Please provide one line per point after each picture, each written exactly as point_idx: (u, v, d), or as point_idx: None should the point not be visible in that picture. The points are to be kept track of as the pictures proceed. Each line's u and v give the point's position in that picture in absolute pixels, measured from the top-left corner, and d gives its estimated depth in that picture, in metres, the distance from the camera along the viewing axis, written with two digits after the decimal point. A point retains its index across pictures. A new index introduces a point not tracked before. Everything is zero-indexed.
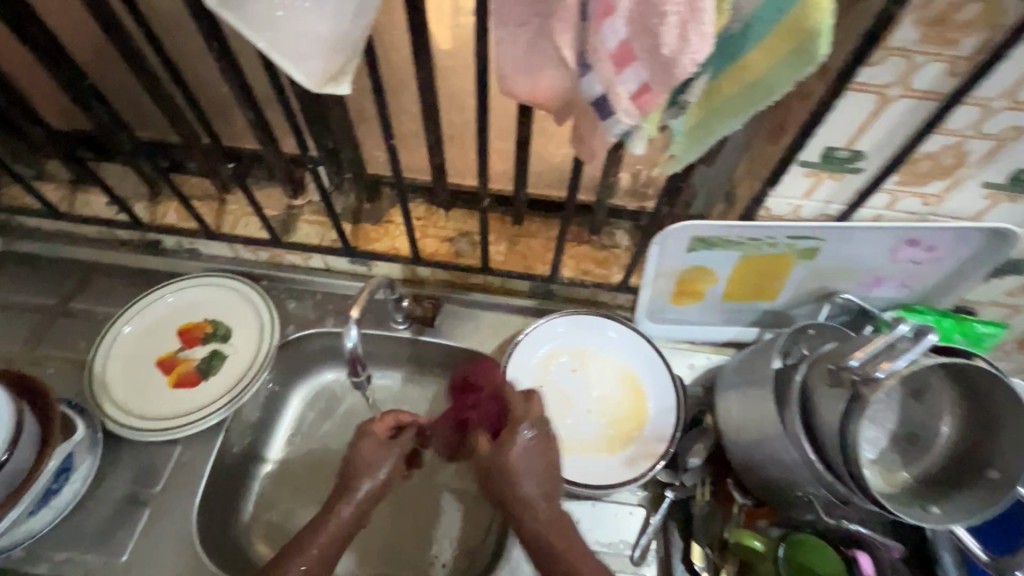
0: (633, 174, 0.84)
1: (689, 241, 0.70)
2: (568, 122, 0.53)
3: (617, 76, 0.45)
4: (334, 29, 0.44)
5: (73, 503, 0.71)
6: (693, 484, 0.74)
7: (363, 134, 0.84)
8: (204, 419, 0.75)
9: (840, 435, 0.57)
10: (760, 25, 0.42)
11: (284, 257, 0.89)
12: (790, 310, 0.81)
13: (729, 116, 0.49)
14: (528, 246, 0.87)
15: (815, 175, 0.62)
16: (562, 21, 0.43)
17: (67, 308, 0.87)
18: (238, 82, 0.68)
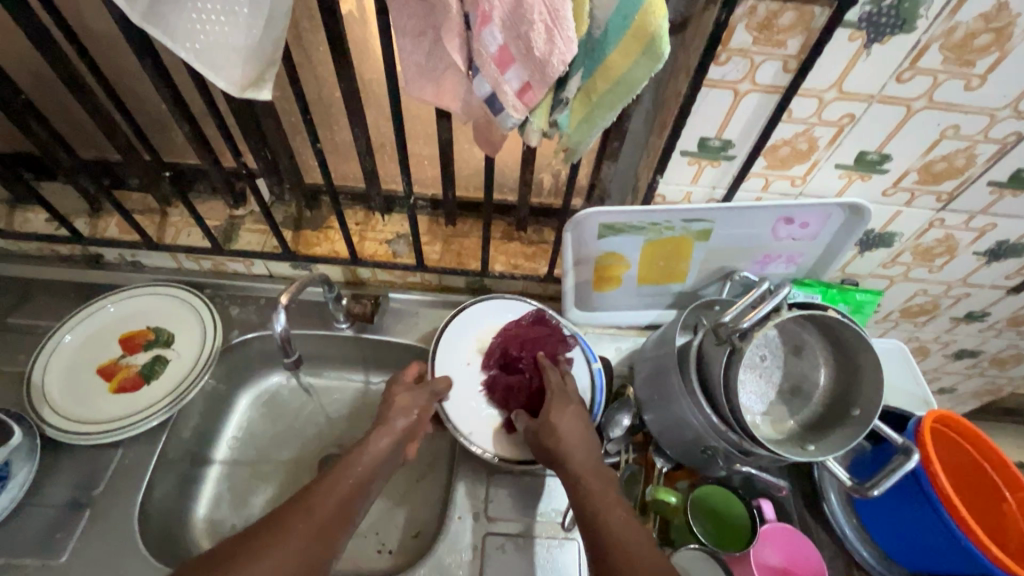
0: (553, 175, 0.92)
1: (598, 228, 0.77)
2: (471, 120, 0.60)
3: (502, 76, 0.52)
4: (249, 40, 0.50)
5: (8, 510, 0.71)
6: (617, 452, 0.80)
7: (300, 146, 0.90)
8: (144, 420, 0.77)
9: (727, 387, 0.64)
10: (614, 30, 0.50)
11: (227, 265, 0.93)
12: (700, 291, 0.89)
13: (605, 109, 0.57)
14: (462, 244, 0.94)
15: (697, 163, 0.71)
16: (448, 30, 0.50)
17: (5, 324, 0.88)
18: (173, 96, 0.73)
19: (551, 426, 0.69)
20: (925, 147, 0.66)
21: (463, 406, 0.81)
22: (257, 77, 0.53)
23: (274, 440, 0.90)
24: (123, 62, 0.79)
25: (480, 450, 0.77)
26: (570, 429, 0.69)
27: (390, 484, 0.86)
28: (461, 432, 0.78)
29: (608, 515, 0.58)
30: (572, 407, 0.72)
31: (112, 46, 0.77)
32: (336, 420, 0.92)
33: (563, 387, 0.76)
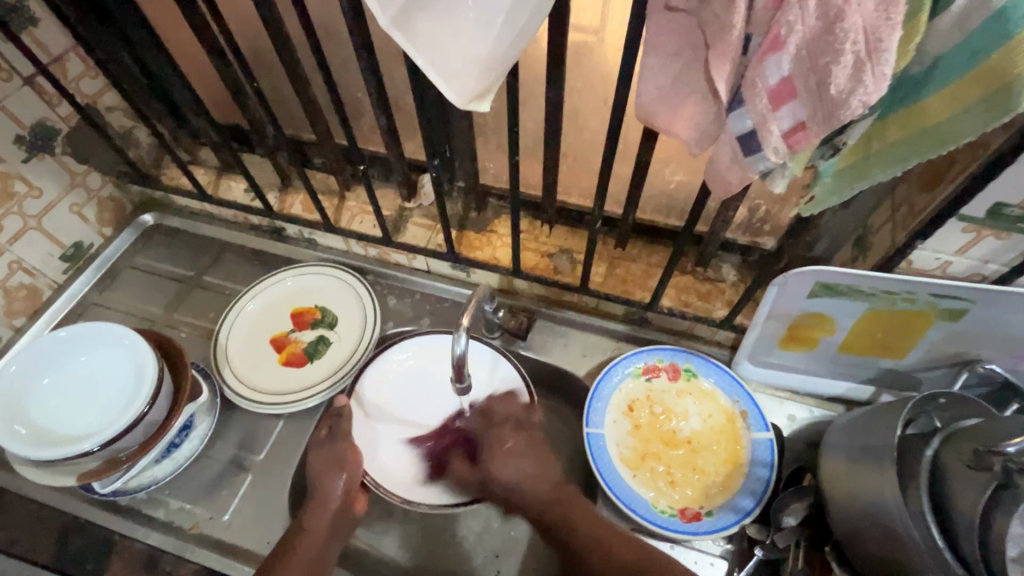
0: (750, 209, 0.80)
1: (812, 286, 0.65)
2: (706, 154, 0.51)
3: (772, 113, 0.43)
4: (492, 50, 0.45)
5: (189, 459, 0.77)
6: (785, 545, 0.68)
7: (480, 146, 0.87)
8: (305, 399, 0.81)
9: (979, 525, 0.50)
10: (948, 70, 0.39)
11: (391, 255, 0.94)
12: (917, 373, 0.73)
13: (887, 164, 0.45)
14: (629, 270, 0.86)
15: (975, 232, 0.56)
16: (719, 55, 0.41)
17: (201, 280, 0.97)
18: (378, 90, 0.73)
19: (495, 446, 0.68)
20: None
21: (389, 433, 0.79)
22: (487, 88, 0.48)
23: None
24: (332, 49, 0.80)
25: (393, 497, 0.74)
26: (511, 458, 0.67)
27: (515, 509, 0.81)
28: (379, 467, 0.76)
29: (578, 525, 0.62)
30: (511, 444, 0.68)
31: (325, 33, 0.78)
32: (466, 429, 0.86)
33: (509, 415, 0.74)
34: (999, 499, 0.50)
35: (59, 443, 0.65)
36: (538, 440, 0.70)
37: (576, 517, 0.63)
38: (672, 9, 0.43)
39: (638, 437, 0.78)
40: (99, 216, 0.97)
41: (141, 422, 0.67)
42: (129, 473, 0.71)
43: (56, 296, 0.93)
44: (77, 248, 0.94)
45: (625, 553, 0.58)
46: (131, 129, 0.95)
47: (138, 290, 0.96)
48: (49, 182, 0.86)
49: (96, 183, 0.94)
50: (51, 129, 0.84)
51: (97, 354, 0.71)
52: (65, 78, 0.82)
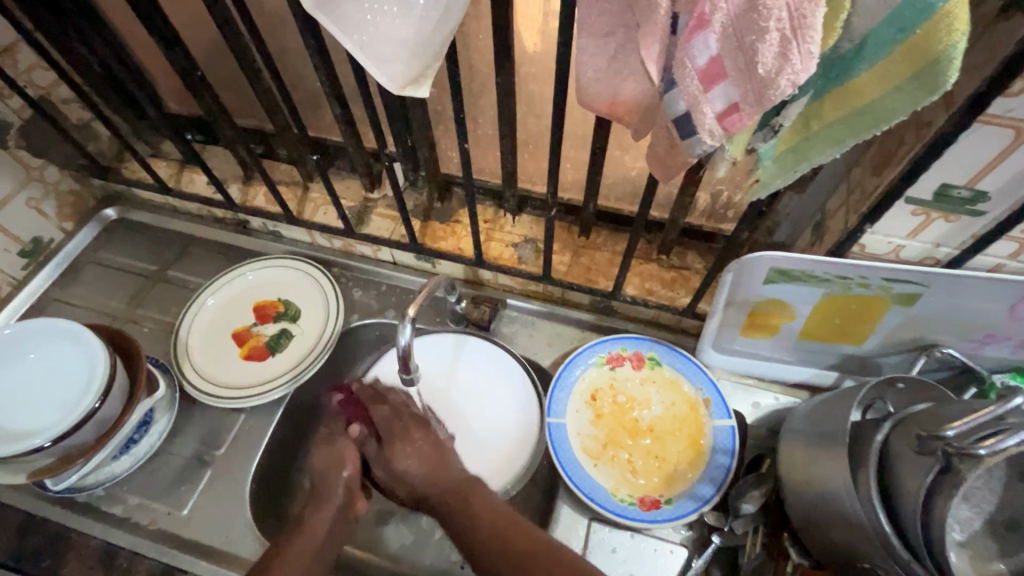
0: (713, 195, 0.79)
1: (767, 272, 0.64)
2: (647, 137, 0.50)
3: (704, 94, 0.42)
4: (418, 34, 0.44)
5: (148, 455, 0.77)
6: (743, 532, 0.69)
7: (441, 134, 0.86)
8: (266, 393, 0.80)
9: (922, 510, 0.50)
10: (876, 47, 0.38)
11: (355, 247, 0.93)
12: (877, 358, 0.73)
13: (826, 145, 0.45)
14: (593, 258, 0.85)
15: (924, 215, 0.55)
16: (646, 34, 0.40)
17: (164, 275, 0.95)
18: (329, 79, 0.72)
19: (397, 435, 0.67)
20: None
21: None
22: (420, 73, 0.47)
23: None
24: (286, 37, 0.79)
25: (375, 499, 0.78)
26: (419, 452, 0.66)
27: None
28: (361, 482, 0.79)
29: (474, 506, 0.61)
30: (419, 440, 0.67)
31: (277, 20, 0.77)
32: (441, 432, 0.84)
33: (397, 420, 0.68)
34: (941, 483, 0.49)
35: (9, 440, 0.65)
36: (437, 442, 0.68)
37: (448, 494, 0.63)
38: None
39: (601, 425, 0.78)
40: (59, 211, 0.95)
41: (93, 418, 0.66)
42: (83, 470, 0.70)
43: (15, 292, 0.92)
44: (36, 243, 0.93)
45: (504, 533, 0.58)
46: (89, 122, 0.93)
47: (101, 286, 0.95)
48: (3, 177, 0.85)
49: (54, 177, 0.93)
50: (3, 122, 0.82)
51: (48, 350, 0.70)
52: (14, 70, 0.81)
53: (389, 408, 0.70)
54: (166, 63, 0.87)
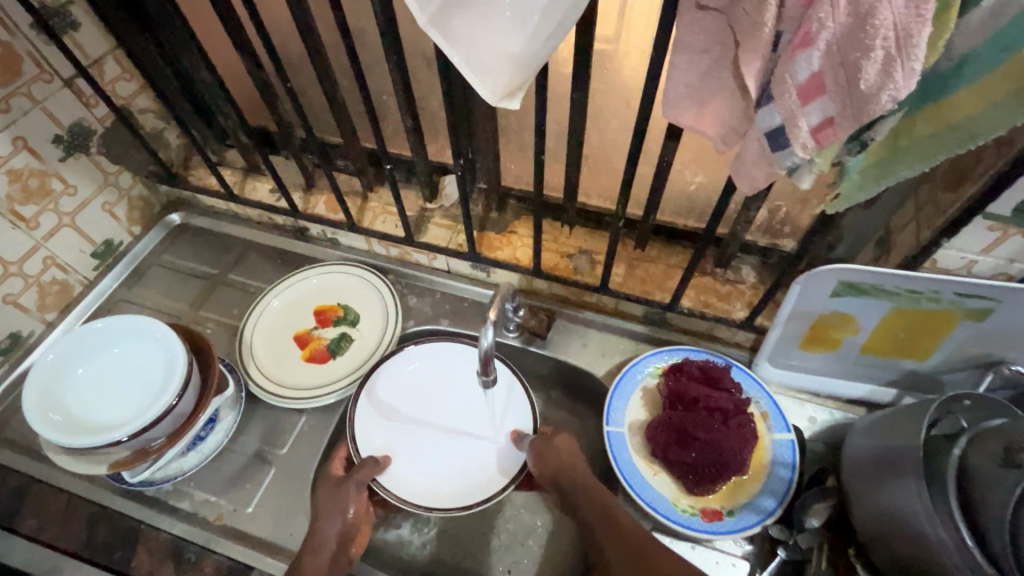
0: (771, 211, 0.80)
1: (835, 285, 0.65)
2: (732, 151, 0.52)
3: (801, 109, 0.44)
4: (524, 48, 0.46)
5: (214, 452, 0.79)
6: (808, 547, 0.68)
7: (502, 147, 0.88)
8: (328, 394, 0.82)
9: (1009, 522, 0.50)
10: (977, 65, 0.39)
11: (412, 255, 0.95)
12: (940, 375, 0.73)
13: (915, 159, 0.46)
14: (648, 271, 0.87)
15: (1000, 230, 0.56)
16: (749, 51, 0.42)
17: (226, 278, 0.99)
18: (405, 91, 0.75)
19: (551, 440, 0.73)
20: None
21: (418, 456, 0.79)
22: (518, 86, 0.50)
23: None
24: (362, 52, 0.82)
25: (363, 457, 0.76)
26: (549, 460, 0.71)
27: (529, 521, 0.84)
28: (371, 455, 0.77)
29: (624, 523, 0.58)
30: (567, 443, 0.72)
31: (356, 36, 0.80)
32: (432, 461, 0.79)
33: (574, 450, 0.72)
34: None
35: (91, 431, 0.67)
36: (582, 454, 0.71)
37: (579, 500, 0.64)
38: (702, 7, 0.44)
39: (661, 433, 0.75)
40: (129, 215, 0.99)
41: (170, 413, 0.68)
42: (156, 464, 0.72)
43: (86, 292, 0.95)
44: (108, 246, 0.97)
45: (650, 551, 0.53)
46: (163, 131, 0.97)
47: (165, 287, 0.99)
48: (83, 181, 0.89)
49: (127, 183, 0.97)
50: (87, 129, 0.87)
51: (131, 345, 0.73)
52: (102, 81, 0.85)
53: (702, 390, 0.76)
54: (243, 77, 0.91)
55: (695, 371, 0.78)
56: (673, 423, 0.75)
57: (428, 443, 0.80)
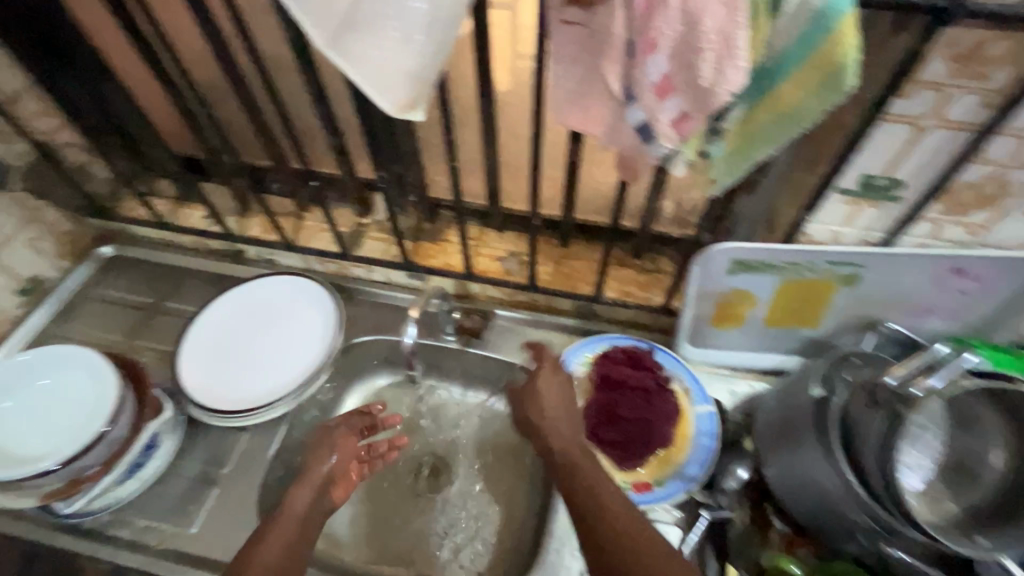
0: (677, 202, 0.88)
1: (729, 264, 0.72)
2: (614, 148, 0.59)
3: (659, 104, 0.50)
4: (414, 65, 0.51)
5: (153, 478, 0.79)
6: (731, 506, 0.74)
7: (428, 160, 0.93)
8: (267, 411, 0.82)
9: (879, 460, 0.57)
10: (792, 60, 0.47)
11: (350, 269, 0.98)
12: (833, 339, 0.81)
13: (763, 143, 0.53)
14: (574, 267, 0.92)
15: (854, 203, 0.64)
16: (608, 58, 0.49)
17: (162, 306, 0.99)
18: (326, 111, 0.78)
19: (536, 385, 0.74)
20: None
21: (241, 374, 0.87)
22: (416, 99, 0.55)
23: (371, 444, 0.93)
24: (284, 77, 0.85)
25: (181, 366, 0.86)
26: (560, 393, 0.74)
27: (479, 517, 0.87)
28: (189, 367, 0.86)
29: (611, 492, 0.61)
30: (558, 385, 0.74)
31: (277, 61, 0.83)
32: (252, 382, 0.86)
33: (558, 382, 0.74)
34: (891, 429, 0.56)
35: (19, 464, 0.67)
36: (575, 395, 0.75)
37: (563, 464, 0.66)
38: (568, 22, 0.51)
39: (590, 412, 0.81)
40: (56, 250, 0.98)
41: (103, 439, 0.69)
42: (92, 494, 0.72)
43: (15, 330, 0.94)
44: (34, 283, 0.96)
45: (644, 529, 0.57)
46: (88, 164, 0.97)
47: (98, 320, 0.98)
48: (5, 219, 0.88)
49: (53, 219, 0.96)
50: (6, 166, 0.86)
51: (61, 376, 0.73)
52: (20, 117, 0.85)
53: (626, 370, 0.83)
54: (168, 107, 0.93)
55: (620, 353, 0.85)
56: (601, 403, 0.81)
57: (254, 367, 0.87)
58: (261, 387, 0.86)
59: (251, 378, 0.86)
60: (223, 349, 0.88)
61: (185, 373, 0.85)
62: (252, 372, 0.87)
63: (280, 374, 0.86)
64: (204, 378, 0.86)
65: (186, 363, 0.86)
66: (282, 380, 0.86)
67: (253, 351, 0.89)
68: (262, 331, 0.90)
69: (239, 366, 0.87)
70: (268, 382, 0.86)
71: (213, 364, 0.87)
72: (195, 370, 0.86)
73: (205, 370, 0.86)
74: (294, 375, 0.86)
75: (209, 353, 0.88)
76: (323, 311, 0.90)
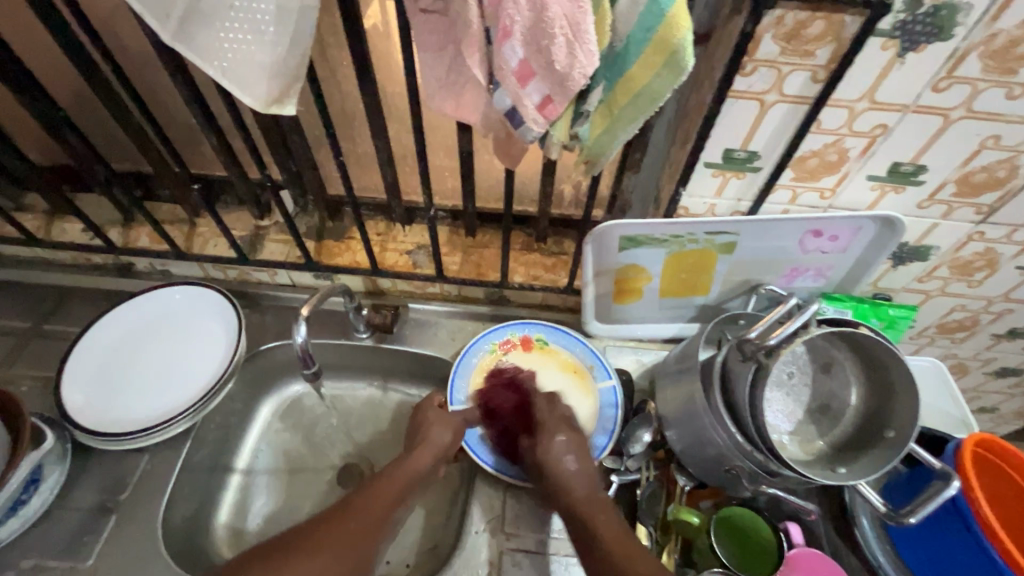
0: (575, 185, 0.90)
1: (619, 241, 0.76)
2: (489, 134, 0.60)
3: (522, 90, 0.52)
4: (271, 59, 0.50)
5: (39, 515, 0.74)
6: (638, 468, 0.79)
7: (325, 157, 0.91)
8: (163, 430, 0.78)
9: (752, 408, 0.62)
10: (637, 42, 0.50)
11: (252, 275, 0.95)
12: (723, 304, 0.87)
13: (626, 125, 0.56)
14: (482, 255, 0.93)
15: (721, 175, 0.69)
16: (467, 45, 0.50)
17: (41, 330, 0.91)
18: (202, 111, 0.75)
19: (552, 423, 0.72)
20: (964, 158, 0.63)
21: (135, 391, 0.82)
22: (282, 93, 0.53)
23: (289, 453, 0.91)
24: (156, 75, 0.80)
25: (63, 386, 0.79)
26: (563, 448, 0.68)
27: (406, 514, 0.86)
28: (72, 387, 0.80)
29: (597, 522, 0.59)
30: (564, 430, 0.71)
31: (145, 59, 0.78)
32: (148, 400, 0.81)
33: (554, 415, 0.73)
34: (759, 379, 0.62)
35: None
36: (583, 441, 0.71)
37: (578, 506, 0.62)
38: (426, 12, 0.51)
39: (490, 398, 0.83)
40: None
41: None
42: None
43: None
44: None
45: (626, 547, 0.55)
46: None
47: None
48: None
49: None
50: None
51: None
52: None
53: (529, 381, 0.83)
54: (25, 114, 0.85)
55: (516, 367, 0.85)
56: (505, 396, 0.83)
57: (148, 384, 0.82)
58: (157, 405, 0.81)
59: (146, 395, 0.81)
60: (113, 366, 0.83)
61: (68, 394, 0.79)
62: (146, 389, 0.82)
63: (177, 389, 0.82)
64: (91, 398, 0.80)
65: (69, 382, 0.80)
66: (179, 395, 0.81)
67: (147, 367, 0.84)
68: (157, 345, 0.86)
69: (130, 384, 0.82)
70: (163, 398, 0.81)
71: (99, 382, 0.81)
72: (79, 390, 0.80)
73: (91, 389, 0.80)
74: (194, 389, 0.81)
75: (97, 370, 0.82)
76: (224, 320, 0.86)
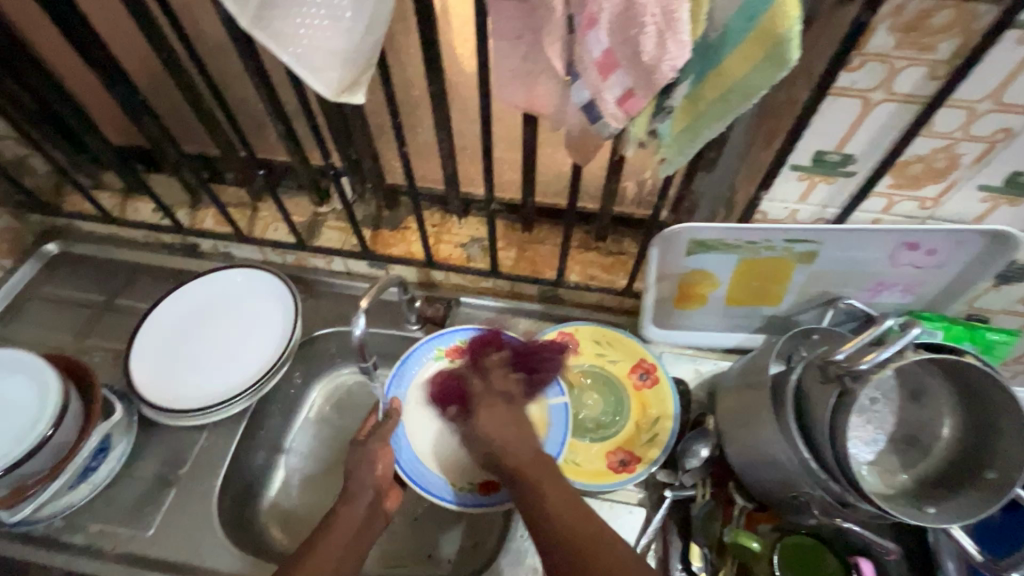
0: (640, 183, 0.86)
1: (687, 244, 0.72)
2: (561, 129, 0.57)
3: (604, 82, 0.48)
4: (344, 47, 0.49)
5: (107, 481, 0.77)
6: (693, 484, 0.74)
7: (385, 145, 0.90)
8: (222, 408, 0.80)
9: (831, 434, 0.58)
10: (737, 32, 0.45)
11: (309, 260, 0.96)
12: (794, 316, 0.81)
13: (712, 122, 0.52)
14: (537, 252, 0.91)
15: (808, 179, 0.64)
16: (548, 33, 0.47)
17: (113, 303, 0.95)
18: (270, 97, 0.75)
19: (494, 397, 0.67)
20: None
21: (196, 370, 0.84)
22: (353, 81, 0.52)
23: (327, 437, 0.89)
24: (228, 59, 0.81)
25: (131, 360, 0.83)
26: (503, 425, 0.64)
27: (449, 510, 0.86)
28: (140, 361, 0.83)
29: (546, 495, 0.58)
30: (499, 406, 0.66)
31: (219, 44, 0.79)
32: (208, 379, 0.83)
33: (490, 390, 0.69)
34: (842, 404, 0.57)
35: None
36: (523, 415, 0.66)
37: (543, 478, 0.60)
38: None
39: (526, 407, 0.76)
40: None
41: (48, 443, 0.67)
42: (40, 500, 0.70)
43: None
44: None
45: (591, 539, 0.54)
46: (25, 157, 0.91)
47: (46, 320, 0.94)
48: None
49: None
50: None
51: None
52: None
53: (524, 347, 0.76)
54: (106, 95, 0.88)
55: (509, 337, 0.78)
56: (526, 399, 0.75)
57: (208, 362, 0.85)
58: (216, 384, 0.83)
59: (206, 374, 0.84)
60: (177, 344, 0.85)
61: (135, 368, 0.82)
62: (207, 367, 0.84)
63: (235, 369, 0.84)
64: (156, 373, 0.83)
65: (136, 357, 0.83)
66: (238, 376, 0.83)
67: (208, 346, 0.86)
68: (218, 324, 0.88)
69: (192, 362, 0.85)
70: (223, 377, 0.83)
71: (164, 358, 0.84)
72: (146, 364, 0.83)
73: (156, 364, 0.84)
74: (252, 370, 0.83)
75: (162, 346, 0.85)
76: (281, 304, 0.88)
